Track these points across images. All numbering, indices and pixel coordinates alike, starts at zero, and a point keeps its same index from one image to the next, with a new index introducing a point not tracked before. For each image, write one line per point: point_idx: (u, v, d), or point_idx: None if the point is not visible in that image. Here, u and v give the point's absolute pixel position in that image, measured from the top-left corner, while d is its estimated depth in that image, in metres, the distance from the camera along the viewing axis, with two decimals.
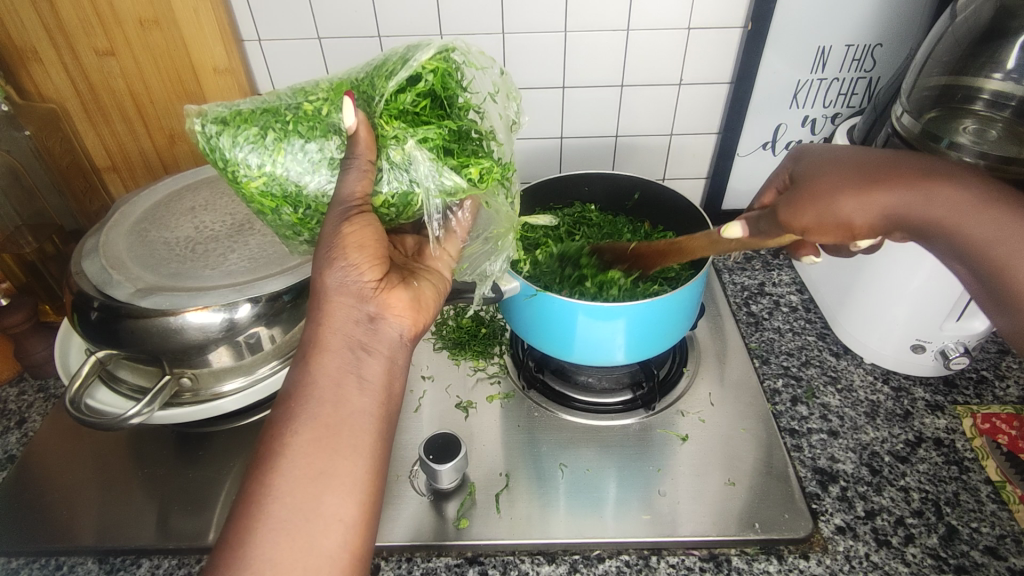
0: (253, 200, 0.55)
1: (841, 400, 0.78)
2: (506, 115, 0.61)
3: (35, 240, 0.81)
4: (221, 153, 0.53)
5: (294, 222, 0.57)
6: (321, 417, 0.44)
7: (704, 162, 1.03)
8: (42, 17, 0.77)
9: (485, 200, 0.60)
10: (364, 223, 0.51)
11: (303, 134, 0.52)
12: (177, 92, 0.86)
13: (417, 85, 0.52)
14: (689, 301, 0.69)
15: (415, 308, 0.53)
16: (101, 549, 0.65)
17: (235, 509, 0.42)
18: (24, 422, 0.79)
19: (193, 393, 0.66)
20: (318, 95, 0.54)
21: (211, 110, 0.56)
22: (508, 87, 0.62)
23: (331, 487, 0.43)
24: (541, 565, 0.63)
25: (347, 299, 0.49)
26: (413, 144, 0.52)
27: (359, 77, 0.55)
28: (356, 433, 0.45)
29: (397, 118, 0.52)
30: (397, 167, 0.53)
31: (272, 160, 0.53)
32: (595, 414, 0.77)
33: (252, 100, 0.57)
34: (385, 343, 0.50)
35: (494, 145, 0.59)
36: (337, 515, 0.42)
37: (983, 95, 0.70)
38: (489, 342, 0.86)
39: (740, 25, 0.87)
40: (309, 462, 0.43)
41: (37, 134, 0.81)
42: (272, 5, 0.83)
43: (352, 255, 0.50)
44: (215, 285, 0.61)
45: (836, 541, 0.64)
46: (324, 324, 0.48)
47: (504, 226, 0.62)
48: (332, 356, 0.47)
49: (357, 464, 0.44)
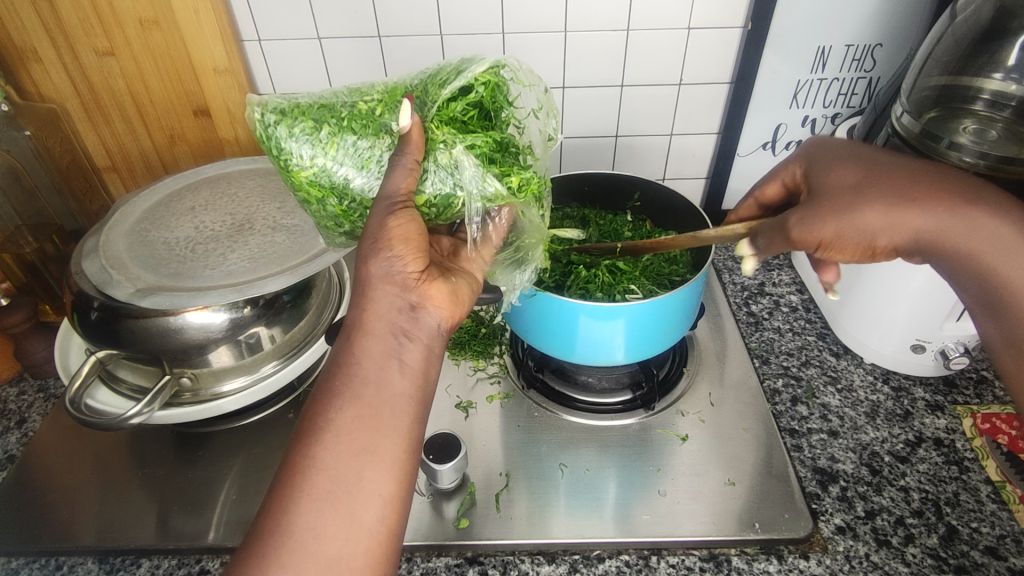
0: (301, 189, 0.56)
1: (841, 400, 0.78)
2: (543, 131, 0.61)
3: (35, 240, 0.81)
4: (277, 142, 0.53)
5: (338, 213, 0.56)
6: (365, 396, 0.45)
7: (704, 162, 1.03)
8: (42, 17, 0.77)
9: (520, 211, 0.60)
10: (409, 216, 0.50)
11: (357, 131, 0.53)
12: (177, 92, 0.86)
13: (468, 95, 0.53)
14: (689, 300, 0.69)
15: (454, 301, 0.53)
16: (101, 549, 0.65)
17: (278, 478, 0.42)
18: (24, 422, 0.79)
19: (193, 393, 0.66)
20: (373, 97, 0.54)
21: (273, 100, 0.56)
22: (551, 105, 0.61)
23: (370, 463, 0.43)
24: (541, 565, 0.63)
25: (391, 288, 0.49)
26: (461, 149, 0.52)
27: (413, 85, 0.56)
28: (397, 414, 0.45)
29: (447, 125, 0.53)
30: (444, 169, 0.53)
31: (325, 154, 0.53)
32: (595, 414, 0.77)
33: (310, 95, 0.57)
34: (424, 331, 0.49)
35: (531, 159, 0.60)
36: (376, 491, 0.43)
37: (983, 95, 0.71)
38: (489, 342, 0.86)
39: (740, 25, 0.86)
40: (353, 438, 0.43)
41: (38, 134, 0.81)
42: (272, 5, 0.83)
43: (396, 247, 0.49)
44: (214, 285, 0.61)
45: (836, 541, 0.64)
46: (366, 311, 0.48)
47: (534, 237, 0.62)
48: (376, 341, 0.47)
49: (395, 443, 0.44)
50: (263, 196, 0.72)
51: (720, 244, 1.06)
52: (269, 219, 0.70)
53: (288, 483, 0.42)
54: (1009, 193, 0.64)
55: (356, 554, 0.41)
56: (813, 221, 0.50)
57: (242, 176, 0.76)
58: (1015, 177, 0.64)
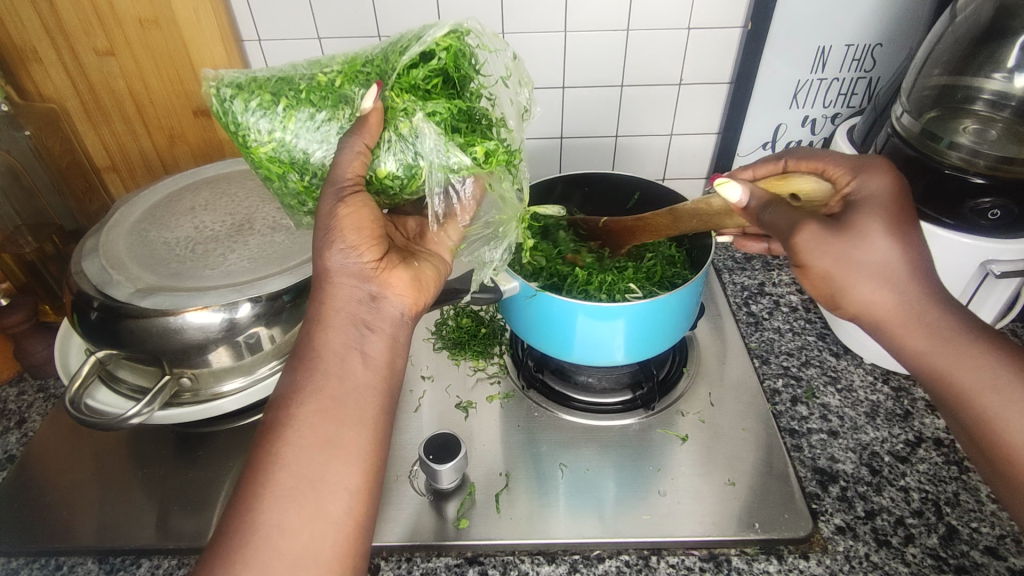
0: (261, 166, 0.55)
1: (841, 400, 0.78)
2: (516, 101, 0.60)
3: (35, 240, 0.81)
4: (233, 117, 0.53)
5: (300, 189, 0.57)
6: (325, 390, 0.45)
7: (704, 163, 1.03)
8: (42, 17, 0.77)
9: (491, 183, 0.59)
10: (359, 203, 0.51)
11: (315, 103, 0.53)
12: (177, 91, 0.86)
13: (429, 62, 0.53)
14: (689, 301, 0.69)
15: (417, 288, 0.54)
16: (101, 549, 0.65)
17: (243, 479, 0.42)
18: (24, 422, 0.79)
19: (193, 393, 0.66)
20: (332, 70, 0.55)
21: (227, 76, 0.56)
22: (522, 72, 0.61)
23: (336, 457, 0.43)
24: (541, 565, 0.63)
25: (348, 279, 0.50)
26: (422, 116, 0.52)
27: (373, 54, 0.57)
28: (360, 406, 0.46)
29: (408, 92, 0.53)
30: (404, 139, 0.54)
31: (283, 127, 0.53)
32: (594, 414, 0.77)
33: (268, 70, 0.57)
34: (386, 321, 0.51)
35: (505, 131, 0.59)
36: (341, 484, 0.43)
37: (983, 95, 0.70)
38: (489, 342, 0.86)
39: (740, 25, 0.86)
40: (315, 433, 0.44)
41: (38, 134, 0.81)
42: (273, 5, 0.83)
43: (349, 237, 0.50)
44: (214, 286, 0.61)
45: (836, 541, 0.64)
46: (326, 304, 0.49)
47: (509, 214, 0.61)
48: (337, 332, 0.48)
49: (361, 436, 0.45)
50: (263, 196, 0.72)
51: (720, 245, 1.06)
52: (269, 219, 0.70)
53: (253, 482, 0.42)
54: (1010, 193, 0.64)
55: (322, 548, 0.41)
56: (822, 252, 0.49)
57: (242, 176, 0.76)
58: (1016, 177, 0.64)
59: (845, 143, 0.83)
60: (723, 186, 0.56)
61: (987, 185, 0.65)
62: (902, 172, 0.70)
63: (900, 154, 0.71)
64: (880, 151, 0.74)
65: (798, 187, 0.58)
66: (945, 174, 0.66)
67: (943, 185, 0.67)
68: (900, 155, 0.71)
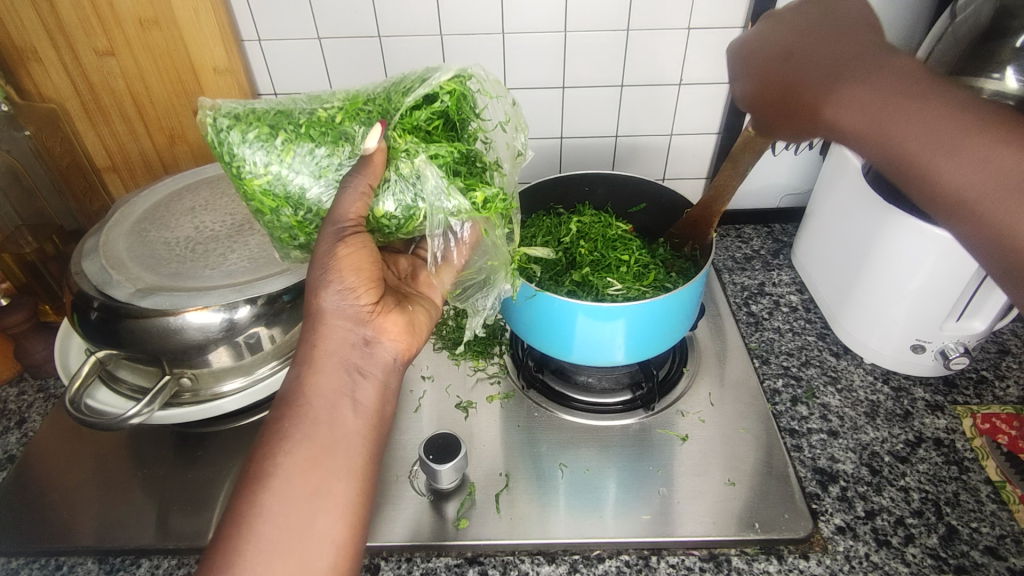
0: (254, 198, 0.55)
1: (841, 400, 0.78)
2: (512, 145, 0.62)
3: (35, 240, 0.81)
4: (229, 148, 0.53)
5: (292, 224, 0.56)
6: (316, 437, 0.46)
7: (704, 162, 1.03)
8: (42, 16, 0.77)
9: (485, 229, 0.59)
10: (359, 244, 0.52)
11: (314, 138, 0.53)
12: (177, 92, 0.86)
13: (432, 104, 0.54)
14: (689, 301, 0.69)
15: (410, 332, 0.55)
16: (101, 549, 0.65)
17: (222, 530, 0.42)
18: (24, 422, 0.79)
19: (193, 393, 0.66)
20: (333, 105, 0.54)
21: (225, 105, 0.56)
22: (519, 117, 0.62)
23: (322, 508, 0.44)
24: (541, 565, 0.63)
25: (343, 323, 0.50)
26: (424, 159, 0.53)
27: (376, 92, 0.56)
28: (350, 455, 0.46)
29: (409, 133, 0.53)
30: (404, 180, 0.54)
31: (279, 161, 0.53)
32: (595, 414, 0.77)
33: (267, 102, 0.57)
34: (379, 367, 0.51)
35: (500, 175, 0.60)
36: (328, 536, 0.43)
37: (983, 94, 0.69)
38: (489, 342, 0.86)
39: (740, 25, 0.86)
40: (304, 482, 0.44)
41: (38, 134, 0.81)
42: (273, 5, 0.83)
43: (348, 278, 0.50)
44: (215, 286, 0.61)
45: (836, 541, 0.64)
46: (318, 346, 0.49)
47: (500, 259, 0.61)
48: (329, 376, 0.48)
49: (349, 485, 0.45)
50: None
51: (720, 245, 1.06)
52: None
53: (240, 523, 0.42)
54: None
55: None
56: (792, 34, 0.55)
57: None
58: None
59: None
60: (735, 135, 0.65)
61: None
62: None
63: None
64: None
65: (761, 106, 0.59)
66: None
67: None
68: None
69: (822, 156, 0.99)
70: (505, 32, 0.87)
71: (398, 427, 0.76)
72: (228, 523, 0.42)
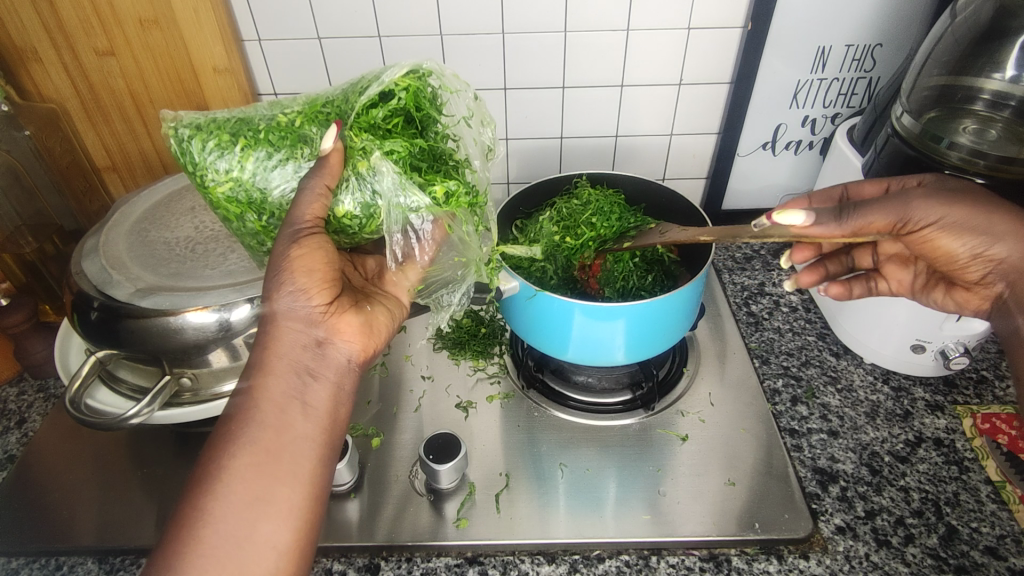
0: (219, 206, 0.56)
1: (841, 400, 0.78)
2: (480, 141, 0.63)
3: (35, 240, 0.81)
4: (191, 157, 0.54)
5: (257, 228, 0.57)
6: (262, 441, 0.46)
7: (705, 163, 1.03)
8: (41, 16, 0.77)
9: (450, 227, 0.58)
10: (314, 245, 0.51)
11: (273, 143, 0.53)
12: (177, 93, 0.86)
13: (389, 101, 0.54)
14: (689, 301, 0.69)
15: (366, 333, 0.55)
16: (101, 549, 0.65)
17: (166, 538, 0.42)
18: (24, 422, 0.79)
19: (194, 393, 0.66)
20: (293, 110, 0.55)
21: (187, 116, 0.57)
22: (483, 111, 0.63)
23: (266, 514, 0.44)
24: (541, 565, 0.63)
25: (295, 324, 0.50)
26: (379, 156, 0.52)
27: (334, 94, 0.57)
28: (296, 460, 0.46)
29: (366, 131, 0.53)
30: (362, 178, 0.53)
31: (240, 166, 0.53)
32: (594, 414, 0.77)
33: (229, 111, 0.58)
34: (332, 368, 0.51)
35: (469, 172, 0.60)
36: (271, 542, 0.43)
37: (983, 95, 0.70)
38: (489, 342, 0.86)
39: (740, 26, 0.86)
40: (247, 488, 0.44)
41: (38, 134, 0.81)
42: (273, 5, 0.83)
43: (299, 280, 0.50)
44: (215, 285, 0.61)
45: (836, 541, 0.64)
46: (271, 350, 0.50)
47: (466, 257, 0.62)
48: (276, 380, 0.48)
49: (294, 491, 0.45)
50: None
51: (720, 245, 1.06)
52: None
53: (177, 537, 0.42)
54: (1011, 193, 0.64)
55: None
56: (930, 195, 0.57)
57: None
58: (1016, 177, 0.64)
59: (846, 144, 0.84)
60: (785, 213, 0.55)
61: (988, 185, 0.65)
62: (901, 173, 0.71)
63: (900, 155, 0.71)
64: (880, 151, 0.75)
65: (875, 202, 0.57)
66: (945, 174, 0.67)
67: None
68: (900, 156, 0.71)
69: (823, 156, 0.99)
70: (505, 32, 0.87)
71: (397, 427, 0.76)
72: (174, 530, 0.43)
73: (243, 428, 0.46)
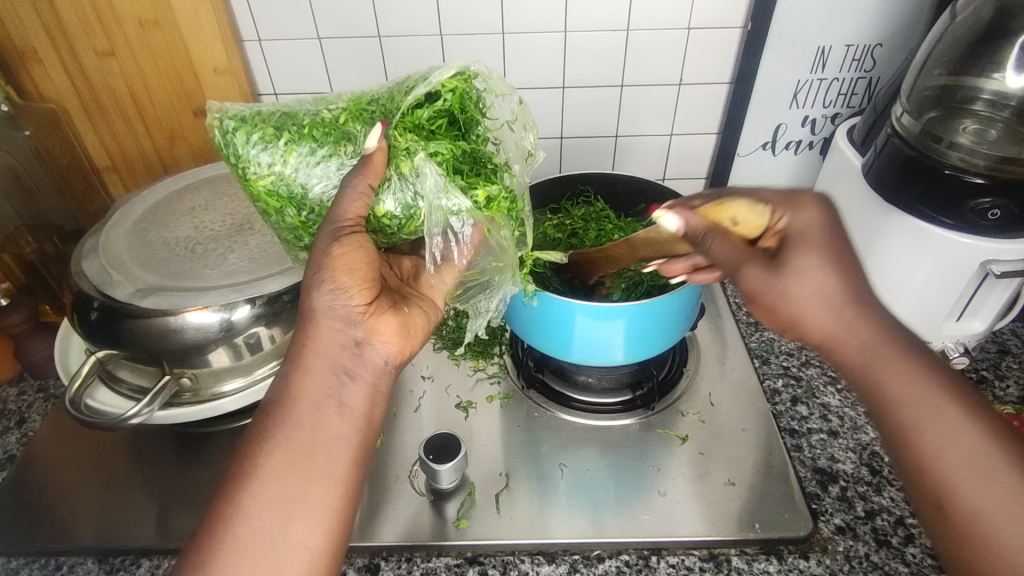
0: (260, 199, 0.56)
1: (841, 400, 0.78)
2: (521, 145, 0.62)
3: (35, 241, 0.82)
4: (234, 149, 0.54)
5: (296, 224, 0.57)
6: (297, 440, 0.46)
7: (705, 163, 1.03)
8: (42, 17, 0.77)
9: (489, 230, 0.58)
10: (355, 243, 0.52)
11: (318, 139, 0.53)
12: (177, 93, 0.86)
13: (435, 102, 0.53)
14: (689, 301, 0.69)
15: (404, 334, 0.55)
16: (102, 549, 0.65)
17: (200, 534, 0.42)
18: (24, 422, 0.79)
19: (194, 393, 0.66)
20: (337, 106, 0.55)
21: (233, 109, 0.57)
22: (526, 116, 0.62)
23: (300, 513, 0.44)
24: (541, 565, 0.63)
25: (335, 322, 0.51)
26: (423, 157, 0.52)
27: (379, 93, 0.57)
28: (331, 460, 0.46)
29: (411, 131, 0.53)
30: (404, 179, 0.54)
31: (283, 161, 0.53)
32: (595, 414, 0.77)
33: (274, 105, 0.58)
34: (369, 368, 0.51)
35: (509, 176, 0.59)
36: (305, 542, 0.43)
37: (983, 95, 0.71)
38: (489, 342, 0.86)
39: (740, 26, 0.86)
40: (281, 487, 0.44)
41: (38, 134, 0.81)
42: (272, 6, 0.83)
43: (341, 278, 0.51)
44: (215, 286, 0.61)
45: (836, 541, 0.64)
46: (309, 347, 0.50)
47: (502, 259, 0.60)
48: (316, 377, 0.48)
49: (329, 491, 0.45)
50: None
51: None
52: None
53: (213, 534, 0.42)
54: (1010, 193, 0.64)
55: None
56: (763, 290, 0.49)
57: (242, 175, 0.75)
58: (1015, 177, 0.64)
59: (846, 144, 0.83)
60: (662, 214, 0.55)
61: (988, 185, 0.64)
62: (902, 173, 0.70)
63: (900, 156, 0.70)
64: (880, 151, 0.73)
65: (734, 213, 0.55)
66: (946, 173, 0.66)
67: (943, 184, 0.67)
68: (901, 157, 0.70)
69: (822, 157, 0.99)
70: (505, 32, 0.87)
71: (397, 428, 0.76)
72: (206, 527, 0.43)
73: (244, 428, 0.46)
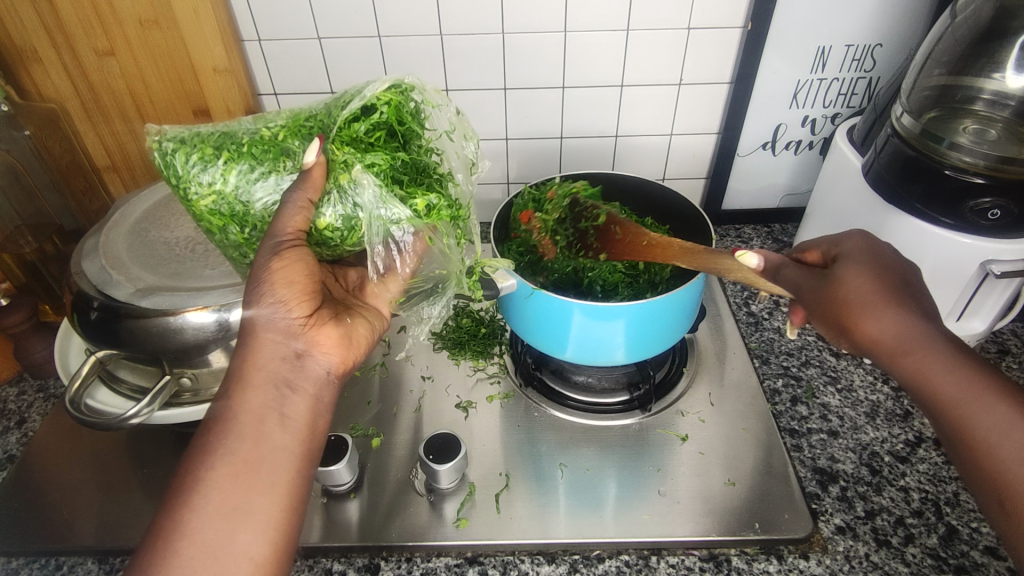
0: (203, 218, 0.56)
1: (841, 400, 0.78)
2: (461, 155, 0.63)
3: (35, 240, 0.81)
4: (175, 170, 0.54)
5: (240, 241, 0.57)
6: (240, 452, 0.46)
7: (705, 162, 1.03)
8: (42, 16, 0.77)
9: (432, 238, 0.58)
10: (295, 257, 0.52)
11: (256, 156, 0.54)
12: (177, 92, 0.86)
13: (371, 116, 0.53)
14: (690, 302, 0.69)
15: (345, 345, 0.55)
16: (101, 549, 0.65)
17: (142, 548, 0.42)
18: (24, 422, 0.79)
19: (194, 394, 0.65)
20: (276, 125, 0.56)
21: (170, 131, 0.58)
22: (465, 125, 0.64)
23: (242, 525, 0.44)
24: (541, 565, 0.63)
25: (274, 336, 0.51)
26: (361, 168, 0.52)
27: (317, 109, 0.58)
28: (274, 469, 0.46)
29: (348, 144, 0.53)
30: (343, 191, 0.54)
31: (223, 179, 0.53)
32: (595, 414, 0.77)
33: (213, 125, 0.59)
34: (309, 380, 0.51)
35: (452, 185, 0.60)
36: (247, 554, 0.43)
37: (983, 95, 0.71)
38: (489, 342, 0.85)
39: (740, 25, 0.86)
40: (223, 497, 0.44)
41: (37, 134, 0.81)
42: (273, 5, 0.83)
43: (280, 291, 0.51)
44: (215, 285, 0.61)
45: (836, 541, 0.64)
46: (249, 361, 0.50)
47: (446, 267, 0.62)
48: (254, 393, 0.48)
49: (272, 501, 0.45)
50: None
51: (720, 245, 1.06)
52: None
53: (154, 550, 0.42)
54: (1010, 193, 0.64)
55: None
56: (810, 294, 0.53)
57: None
58: (1016, 177, 0.64)
59: (846, 144, 0.83)
60: (744, 256, 0.58)
61: (988, 185, 0.65)
62: (902, 173, 0.70)
63: (900, 155, 0.70)
64: (880, 151, 0.74)
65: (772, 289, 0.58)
66: (946, 173, 0.66)
67: (943, 184, 0.67)
68: (900, 156, 0.70)
69: (823, 156, 0.99)
70: (505, 32, 0.87)
71: (397, 428, 0.76)
72: (180, 529, 0.43)
73: (222, 439, 0.46)
